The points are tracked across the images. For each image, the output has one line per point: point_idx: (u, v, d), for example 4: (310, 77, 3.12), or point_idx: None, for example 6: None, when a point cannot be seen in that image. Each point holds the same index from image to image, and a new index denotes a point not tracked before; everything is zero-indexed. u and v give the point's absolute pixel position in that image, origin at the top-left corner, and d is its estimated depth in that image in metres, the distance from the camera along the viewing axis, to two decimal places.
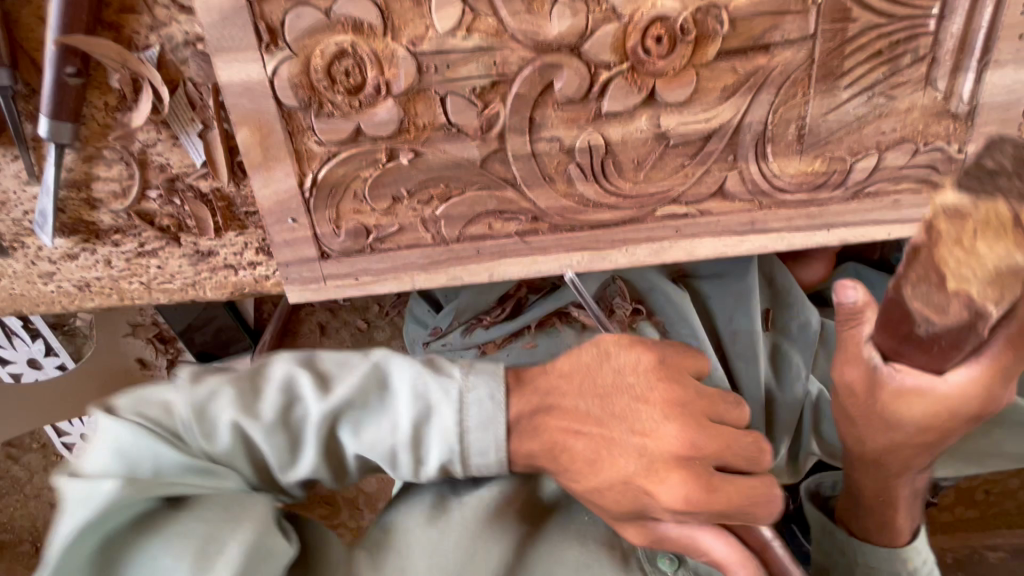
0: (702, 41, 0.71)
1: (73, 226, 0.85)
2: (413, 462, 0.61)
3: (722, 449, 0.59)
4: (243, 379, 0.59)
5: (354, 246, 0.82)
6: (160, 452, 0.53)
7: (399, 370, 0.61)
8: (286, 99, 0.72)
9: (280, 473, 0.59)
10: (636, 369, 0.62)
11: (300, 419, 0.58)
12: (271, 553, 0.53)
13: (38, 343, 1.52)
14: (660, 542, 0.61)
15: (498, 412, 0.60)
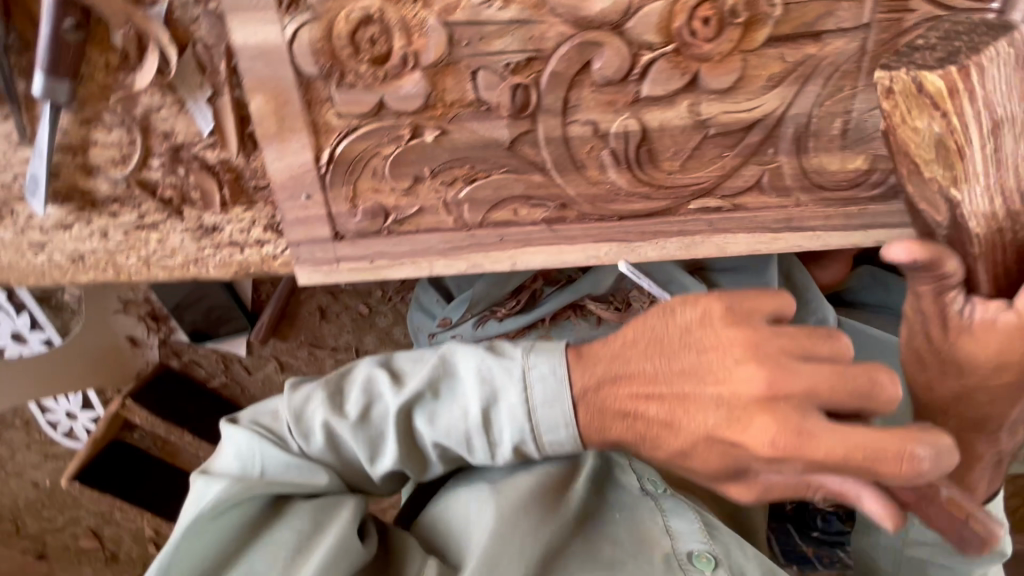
0: (751, 24, 0.67)
1: (67, 194, 0.79)
2: (485, 447, 0.71)
3: (818, 385, 0.58)
4: (331, 385, 0.76)
5: (371, 227, 0.78)
6: (267, 455, 0.73)
7: (463, 360, 0.72)
8: (305, 66, 0.67)
9: (368, 463, 0.74)
10: (710, 315, 0.64)
11: (379, 417, 0.73)
12: (348, 555, 0.71)
13: (24, 317, 1.46)
14: (766, 492, 0.61)
15: (563, 385, 0.68)
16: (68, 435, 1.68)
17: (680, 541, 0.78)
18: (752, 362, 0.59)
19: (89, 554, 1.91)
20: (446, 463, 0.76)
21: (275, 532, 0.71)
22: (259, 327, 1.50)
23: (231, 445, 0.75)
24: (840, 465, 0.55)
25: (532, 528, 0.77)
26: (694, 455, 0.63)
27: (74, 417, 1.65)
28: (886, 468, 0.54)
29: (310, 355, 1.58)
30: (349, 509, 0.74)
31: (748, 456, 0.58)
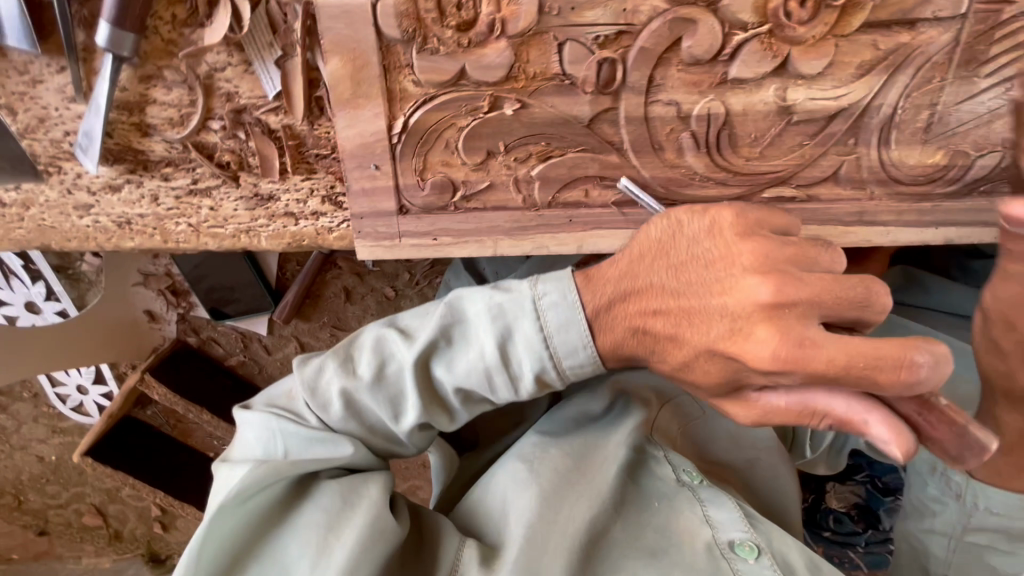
0: (849, 8, 0.65)
1: (120, 154, 0.76)
2: (507, 384, 0.65)
3: (821, 293, 0.54)
4: (340, 351, 0.70)
5: (437, 203, 0.75)
6: (288, 434, 0.67)
7: (471, 302, 0.66)
8: (388, 29, 0.64)
9: (392, 423, 0.68)
10: (723, 225, 0.60)
11: (396, 370, 0.67)
12: (381, 533, 0.64)
13: (38, 286, 1.41)
14: (773, 415, 0.58)
15: (576, 310, 0.63)
16: (78, 409, 1.64)
17: (722, 532, 0.72)
18: (765, 273, 0.55)
19: (92, 531, 1.87)
20: (471, 408, 0.70)
21: (303, 517, 0.65)
22: (282, 306, 1.44)
23: (251, 431, 0.70)
24: (842, 374, 0.51)
25: (571, 512, 0.72)
26: (693, 368, 0.61)
27: (85, 391, 1.61)
28: (883, 378, 0.51)
29: (332, 336, 1.55)
30: (377, 487, 0.68)
31: (745, 365, 0.55)
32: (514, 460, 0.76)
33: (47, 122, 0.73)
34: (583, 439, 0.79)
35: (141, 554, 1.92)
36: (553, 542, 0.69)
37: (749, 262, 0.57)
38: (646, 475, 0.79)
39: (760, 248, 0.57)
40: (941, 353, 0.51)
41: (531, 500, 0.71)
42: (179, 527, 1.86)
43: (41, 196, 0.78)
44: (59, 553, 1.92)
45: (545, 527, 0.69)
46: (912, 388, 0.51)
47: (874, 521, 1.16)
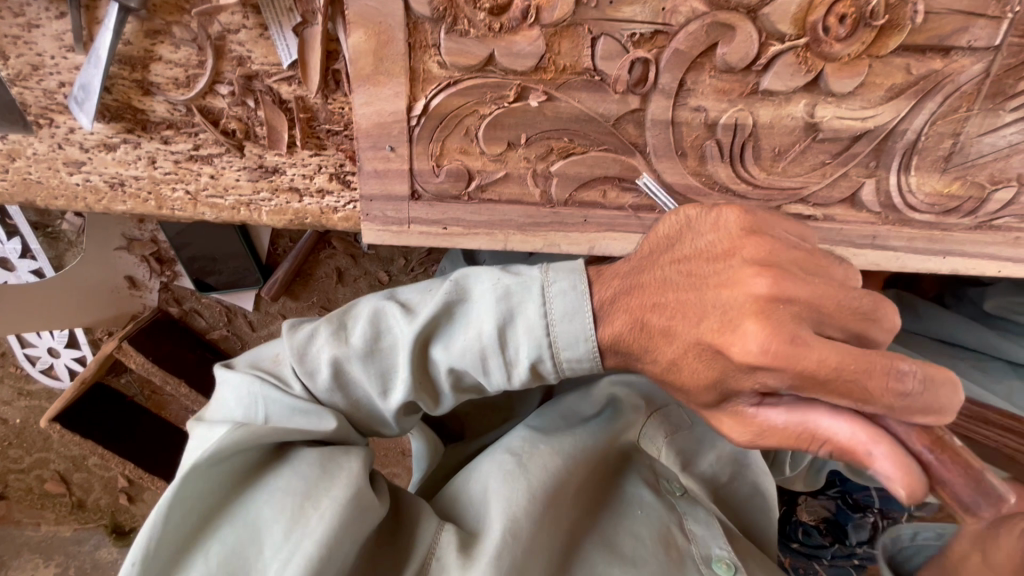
0: (888, 29, 0.64)
1: (117, 111, 0.71)
2: (504, 368, 0.58)
3: (822, 297, 0.50)
4: (334, 318, 0.62)
5: (451, 191, 0.73)
6: (269, 398, 0.59)
7: (479, 279, 0.58)
8: (418, 6, 0.61)
9: (379, 401, 0.60)
10: (729, 221, 0.55)
11: (389, 343, 0.59)
12: (364, 509, 0.58)
13: (14, 242, 1.34)
14: (766, 436, 0.52)
15: (583, 300, 0.56)
16: (47, 372, 1.57)
17: (702, 547, 0.69)
18: (772, 270, 0.50)
19: (54, 498, 1.81)
20: (461, 395, 0.63)
21: (276, 483, 0.57)
22: (271, 284, 1.40)
23: (230, 390, 0.62)
24: (833, 378, 0.47)
25: (554, 516, 0.66)
26: (679, 367, 0.54)
27: (56, 354, 1.54)
28: (871, 388, 0.47)
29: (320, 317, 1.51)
30: (359, 460, 0.60)
31: (729, 361, 0.50)
32: (502, 453, 0.69)
33: (41, 70, 0.69)
34: (576, 436, 0.73)
35: (104, 525, 1.86)
36: (535, 542, 0.63)
37: (752, 260, 0.52)
38: (630, 483, 0.75)
39: (768, 246, 0.52)
40: (934, 376, 0.47)
41: (518, 496, 0.64)
42: (145, 500, 1.81)
43: (29, 148, 0.73)
44: (17, 519, 1.86)
45: (529, 527, 0.63)
46: (901, 405, 0.47)
47: (842, 535, 1.03)
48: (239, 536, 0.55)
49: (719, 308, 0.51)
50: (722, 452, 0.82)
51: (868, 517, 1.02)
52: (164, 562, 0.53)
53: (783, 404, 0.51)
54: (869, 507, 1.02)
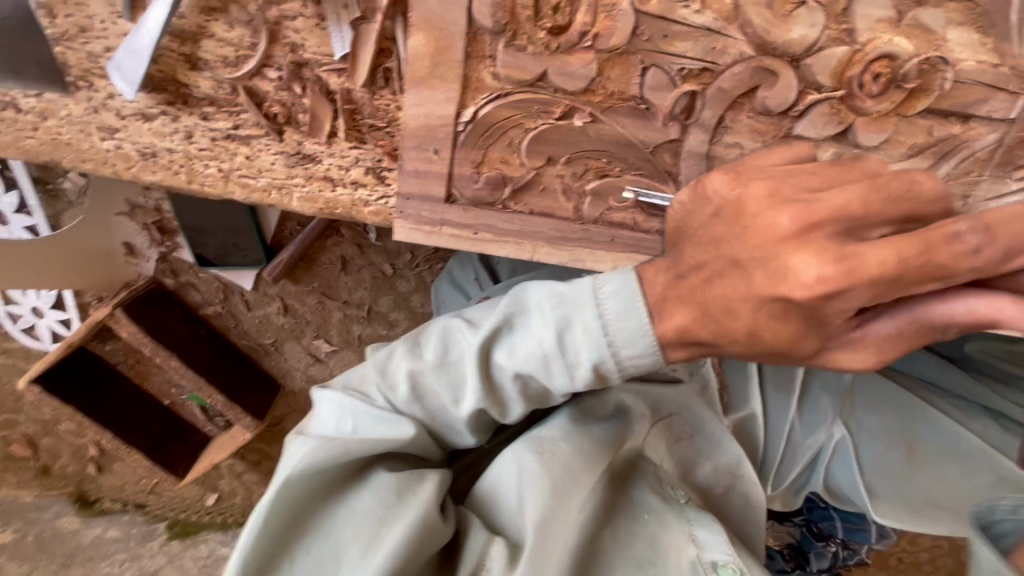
0: (917, 92, 0.68)
1: (160, 83, 0.71)
2: (566, 371, 0.61)
3: (849, 203, 0.51)
4: (409, 335, 0.69)
5: (487, 198, 0.74)
6: (357, 414, 0.68)
7: (536, 293, 0.63)
8: (481, 17, 0.63)
9: (452, 410, 0.66)
10: (716, 190, 0.59)
11: (458, 355, 0.65)
12: (434, 534, 0.65)
13: (11, 195, 1.30)
14: (885, 344, 0.56)
15: (636, 298, 0.59)
16: (28, 331, 1.53)
17: (707, 552, 0.72)
18: (794, 201, 0.53)
19: (19, 462, 1.75)
20: (528, 403, 0.66)
21: (356, 503, 0.66)
22: (275, 264, 1.39)
23: (323, 407, 0.70)
24: (901, 275, 0.50)
25: (569, 515, 0.71)
26: (760, 334, 0.55)
27: (40, 314, 1.50)
28: (943, 260, 0.51)
29: (319, 304, 1.50)
30: (433, 486, 0.68)
31: (799, 306, 0.52)
32: (522, 449, 0.72)
33: (88, 33, 0.68)
34: (592, 438, 0.76)
35: (68, 493, 1.80)
36: (555, 540, 0.68)
37: (764, 201, 0.54)
38: (637, 487, 0.79)
39: (780, 182, 0.55)
40: (992, 224, 0.51)
41: (543, 496, 0.69)
42: (114, 471, 1.77)
43: (63, 110, 0.72)
44: None
45: (555, 526, 0.68)
46: (980, 261, 0.51)
47: (804, 560, 1.12)
48: (323, 548, 0.64)
49: (759, 255, 0.53)
50: (718, 462, 0.84)
51: (829, 546, 1.09)
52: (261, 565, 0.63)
53: (884, 313, 0.55)
54: (831, 537, 1.08)
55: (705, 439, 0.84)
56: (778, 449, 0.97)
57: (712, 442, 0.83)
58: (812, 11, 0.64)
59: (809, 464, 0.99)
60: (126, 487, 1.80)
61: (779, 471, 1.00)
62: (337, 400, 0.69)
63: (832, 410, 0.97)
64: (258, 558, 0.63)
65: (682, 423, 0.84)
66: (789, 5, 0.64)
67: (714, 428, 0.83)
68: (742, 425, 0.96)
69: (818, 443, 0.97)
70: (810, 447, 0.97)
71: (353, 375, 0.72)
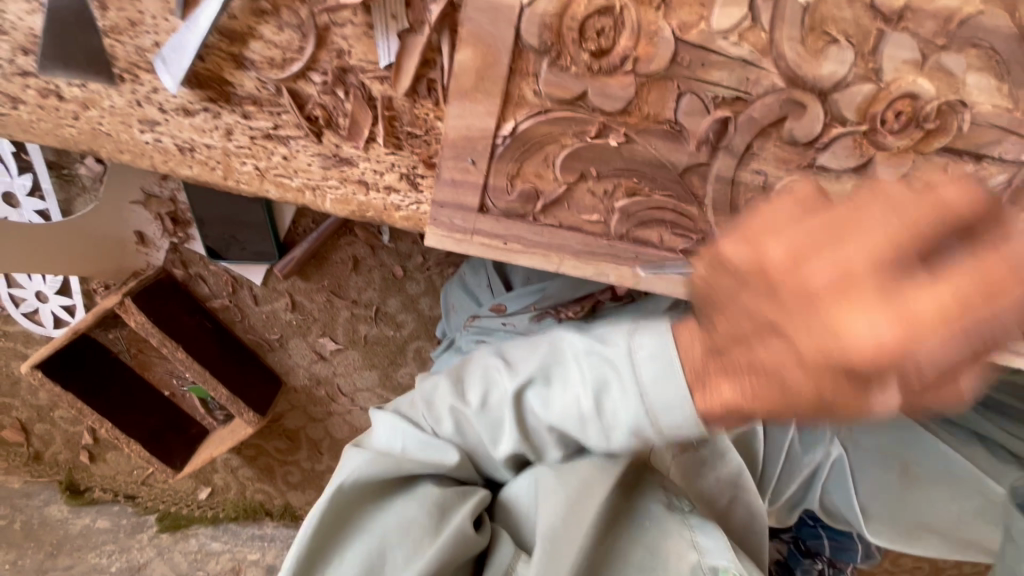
0: (935, 131, 0.71)
1: (205, 80, 0.72)
2: (598, 411, 0.64)
3: (849, 162, 0.47)
4: (453, 374, 0.77)
5: (519, 209, 0.76)
6: (411, 436, 0.75)
7: (570, 329, 0.66)
8: (528, 36, 0.66)
9: (491, 448, 0.73)
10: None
11: (497, 399, 0.71)
12: (469, 547, 0.69)
13: (25, 178, 1.30)
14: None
15: (667, 344, 0.60)
16: (30, 316, 1.51)
17: (708, 557, 0.74)
18: (796, 175, 0.49)
19: (10, 447, 1.73)
20: (560, 447, 0.73)
21: (400, 511, 0.70)
22: (287, 261, 1.40)
23: (382, 426, 0.78)
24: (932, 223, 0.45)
25: (580, 519, 0.71)
26: None
27: (44, 299, 1.49)
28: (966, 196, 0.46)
29: (328, 302, 1.51)
30: (472, 503, 0.72)
31: None
32: (541, 460, 0.74)
33: (138, 27, 0.69)
34: None
35: (58, 481, 1.78)
36: (567, 543, 0.70)
37: None
38: (642, 495, 0.79)
39: (803, 236, 0.44)
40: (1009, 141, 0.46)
41: (557, 507, 0.70)
42: (107, 460, 1.75)
43: (107, 100, 0.73)
44: None
45: (567, 540, 0.70)
46: None
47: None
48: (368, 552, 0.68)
49: None
50: (722, 473, 0.86)
51: (816, 564, 1.09)
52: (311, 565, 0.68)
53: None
54: (819, 555, 1.10)
55: (712, 451, 0.86)
56: (777, 461, 0.99)
57: (719, 455, 0.86)
58: (842, 49, 0.67)
59: (805, 482, 1.02)
60: (118, 477, 1.78)
61: (776, 487, 1.02)
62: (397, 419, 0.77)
63: (831, 428, 1.00)
64: (312, 559, 0.68)
65: None
66: (821, 43, 0.67)
67: (720, 442, 0.85)
68: (743, 437, 0.97)
69: (815, 461, 1.00)
70: (807, 465, 1.00)
71: (408, 399, 0.80)
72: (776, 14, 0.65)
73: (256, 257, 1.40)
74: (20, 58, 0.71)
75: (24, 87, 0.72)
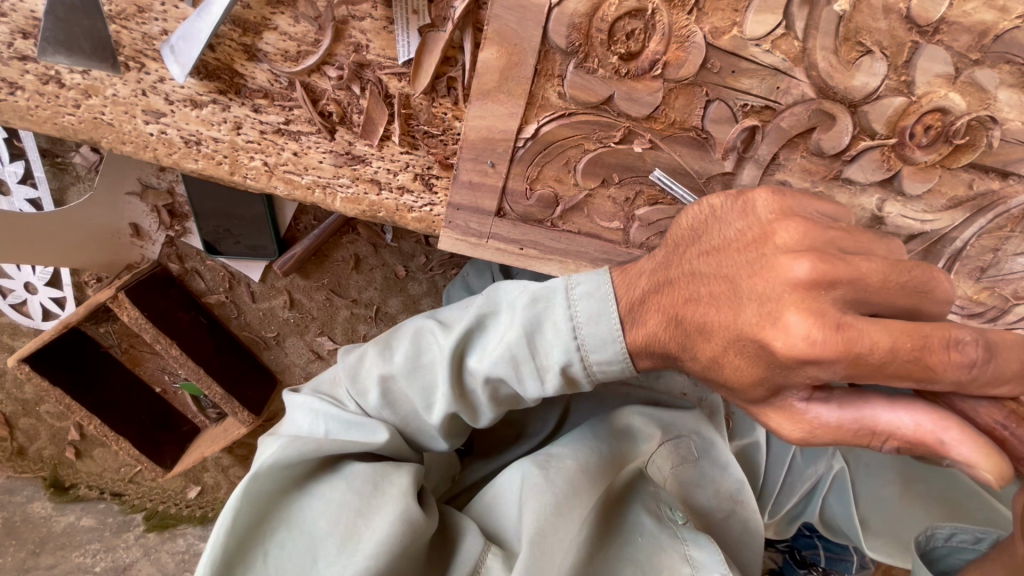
0: (963, 146, 0.69)
1: (214, 70, 0.69)
2: (536, 376, 0.61)
3: (867, 277, 0.49)
4: (380, 342, 0.71)
5: (537, 215, 0.74)
6: (331, 419, 0.69)
7: (506, 294, 0.63)
8: (556, 36, 0.64)
9: (424, 415, 0.67)
10: (757, 206, 0.57)
11: (429, 359, 0.66)
12: (417, 536, 0.64)
13: (17, 165, 1.25)
14: (825, 434, 0.52)
15: (609, 303, 0.59)
16: (18, 307, 1.46)
17: (703, 571, 0.68)
18: (809, 253, 0.50)
19: None
20: (497, 406, 0.66)
21: (332, 496, 0.65)
22: (286, 258, 1.35)
23: (297, 412, 0.72)
24: (888, 362, 0.47)
25: (571, 527, 0.69)
26: (721, 364, 0.55)
27: (33, 290, 1.44)
28: (935, 363, 0.48)
29: (326, 301, 1.47)
30: (407, 478, 0.68)
31: (774, 356, 0.50)
32: (528, 465, 0.73)
33: (146, 13, 0.66)
34: (599, 450, 0.77)
35: (41, 477, 1.72)
36: (554, 547, 0.67)
37: (794, 228, 0.53)
38: (633, 507, 0.77)
39: (807, 302, 0.48)
40: (994, 344, 0.49)
41: (541, 507, 0.68)
42: (94, 457, 1.70)
43: (110, 89, 0.70)
44: None
45: (553, 538, 0.67)
46: (967, 374, 0.48)
47: None
48: (298, 541, 0.63)
49: (759, 293, 0.51)
50: (721, 486, 0.82)
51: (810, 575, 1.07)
52: (232, 560, 0.62)
53: (835, 399, 0.52)
54: (814, 565, 1.08)
55: (712, 463, 0.82)
56: (777, 479, 0.99)
57: (719, 466, 0.82)
58: (876, 60, 0.65)
59: (805, 495, 1.01)
60: (105, 474, 1.73)
61: (775, 499, 1.01)
62: (315, 400, 0.71)
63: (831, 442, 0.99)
64: (233, 552, 0.62)
65: (692, 446, 0.82)
66: (854, 53, 0.65)
67: (721, 454, 0.82)
68: (744, 452, 0.97)
69: (818, 474, 0.99)
70: (810, 477, 0.98)
71: (326, 380, 0.75)
72: (810, 22, 0.63)
73: (246, 250, 1.35)
74: (19, 41, 0.67)
75: (22, 72, 0.69)
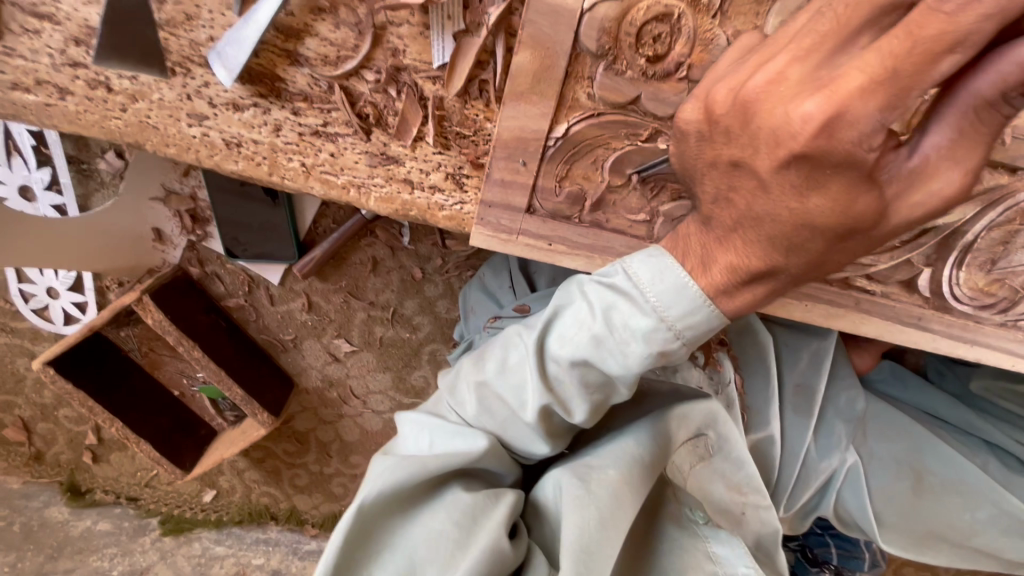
0: None
1: (257, 76, 0.72)
2: (619, 350, 0.61)
3: (805, 45, 0.50)
4: (474, 352, 0.75)
5: (566, 211, 0.77)
6: (439, 429, 0.72)
7: (581, 293, 0.64)
8: (586, 40, 0.67)
9: (521, 412, 0.68)
10: (685, 115, 0.62)
11: (517, 359, 0.68)
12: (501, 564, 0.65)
13: (43, 172, 1.27)
14: (954, 151, 0.51)
15: (670, 262, 0.62)
16: (40, 312, 1.49)
17: (725, 567, 0.74)
18: (751, 74, 0.54)
19: (11, 447, 1.69)
20: (590, 397, 0.65)
21: (432, 520, 0.66)
22: (306, 260, 1.36)
23: (409, 429, 0.75)
24: (893, 80, 0.45)
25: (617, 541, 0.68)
26: (809, 217, 0.55)
27: (55, 295, 1.46)
28: (940, 31, 0.43)
29: (343, 303, 1.49)
30: (507, 508, 0.69)
31: (822, 166, 0.51)
32: (566, 475, 0.72)
33: (194, 21, 0.70)
34: (644, 461, 0.74)
35: (59, 482, 1.74)
36: (601, 560, 0.66)
37: (727, 95, 0.56)
38: (664, 516, 0.79)
39: (785, 96, 0.50)
40: None
41: (590, 520, 0.67)
42: (110, 461, 1.71)
43: (156, 93, 0.73)
44: None
45: (599, 551, 0.66)
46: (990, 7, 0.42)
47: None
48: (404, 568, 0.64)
49: (749, 135, 0.54)
50: (732, 480, 0.80)
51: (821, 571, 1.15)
52: None
53: (928, 125, 0.51)
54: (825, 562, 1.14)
55: (725, 459, 0.80)
56: (792, 471, 0.98)
57: (737, 464, 0.79)
58: None
59: (820, 488, 1.01)
60: (121, 478, 1.74)
61: (790, 492, 1.00)
62: (423, 415, 0.75)
63: (845, 435, 1.00)
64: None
65: (710, 442, 0.79)
66: None
67: (735, 450, 0.79)
68: (759, 446, 0.96)
69: (832, 468, 0.99)
70: (823, 472, 0.99)
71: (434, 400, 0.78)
72: None
73: (257, 255, 1.36)
74: (72, 48, 0.71)
75: (73, 77, 0.72)
